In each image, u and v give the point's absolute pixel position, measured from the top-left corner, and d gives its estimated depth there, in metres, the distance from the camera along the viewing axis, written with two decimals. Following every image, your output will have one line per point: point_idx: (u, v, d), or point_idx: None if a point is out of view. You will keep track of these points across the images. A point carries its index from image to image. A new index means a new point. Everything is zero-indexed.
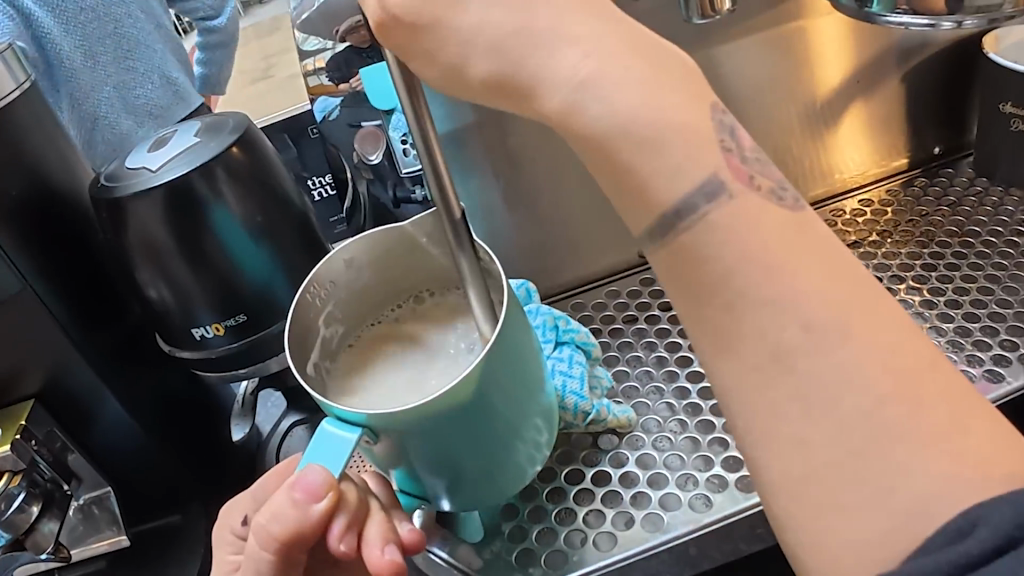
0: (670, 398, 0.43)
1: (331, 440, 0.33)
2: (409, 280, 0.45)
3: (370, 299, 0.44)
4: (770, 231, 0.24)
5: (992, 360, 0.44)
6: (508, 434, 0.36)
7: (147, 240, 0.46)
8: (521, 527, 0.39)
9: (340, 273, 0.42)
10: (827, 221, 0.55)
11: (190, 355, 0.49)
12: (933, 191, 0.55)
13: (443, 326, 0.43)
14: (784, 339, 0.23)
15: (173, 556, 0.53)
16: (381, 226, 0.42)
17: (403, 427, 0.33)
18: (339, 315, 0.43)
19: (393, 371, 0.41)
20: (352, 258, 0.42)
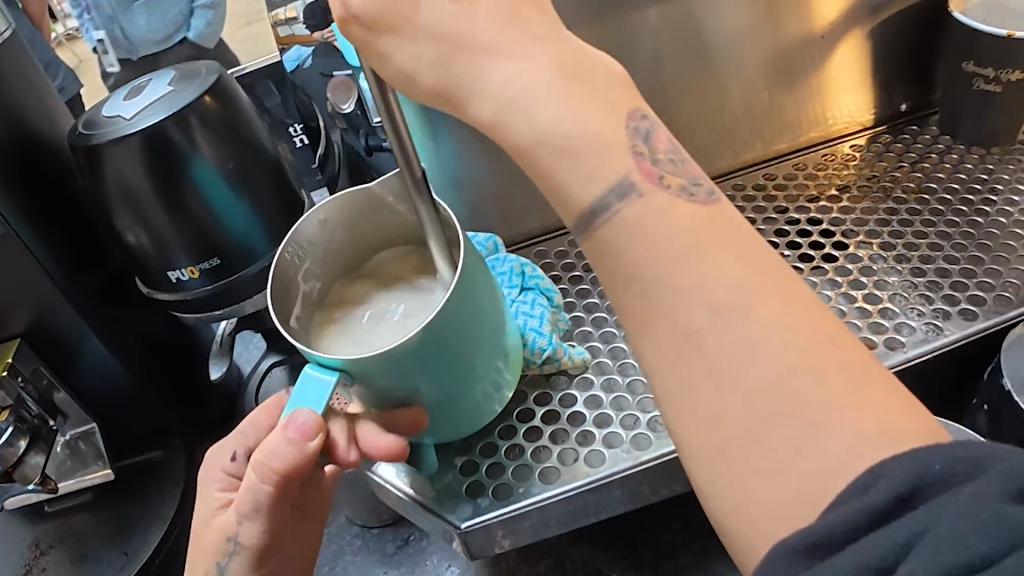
0: (616, 343, 0.45)
1: (313, 386, 0.34)
2: (383, 232, 0.40)
3: (349, 254, 0.40)
4: (676, 223, 0.24)
5: (934, 314, 0.45)
6: (464, 375, 0.38)
7: (124, 186, 0.47)
8: (473, 461, 0.41)
9: (316, 234, 0.38)
10: (789, 173, 0.56)
11: (167, 297, 0.51)
12: (896, 148, 0.57)
13: (420, 275, 0.39)
14: (692, 321, 0.23)
15: (153, 489, 0.56)
16: (351, 185, 0.38)
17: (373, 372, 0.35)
18: (318, 269, 0.39)
19: (368, 328, 0.37)
20: (327, 219, 0.38)
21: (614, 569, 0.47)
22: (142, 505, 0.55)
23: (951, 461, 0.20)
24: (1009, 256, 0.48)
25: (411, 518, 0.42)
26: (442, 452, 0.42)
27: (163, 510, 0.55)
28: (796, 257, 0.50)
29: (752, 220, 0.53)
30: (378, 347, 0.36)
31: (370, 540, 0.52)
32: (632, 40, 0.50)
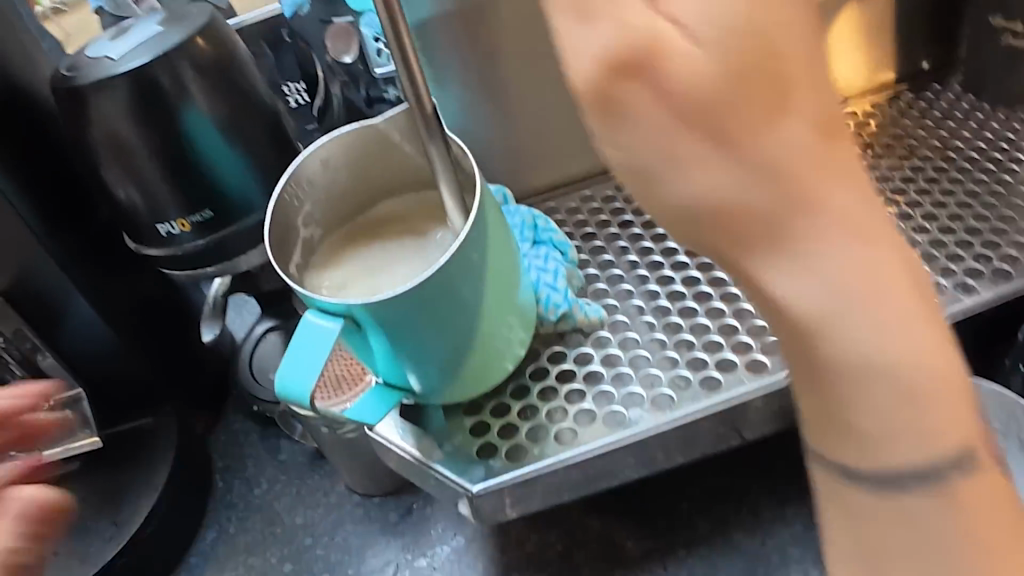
0: (633, 300, 0.43)
1: (314, 335, 0.31)
2: (387, 176, 0.37)
3: (352, 198, 0.37)
4: (939, 375, 0.19)
5: (965, 272, 0.43)
6: (476, 329, 0.36)
7: (111, 134, 0.44)
8: (483, 422, 0.39)
9: (316, 177, 0.36)
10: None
11: (156, 253, 0.48)
12: (918, 106, 0.54)
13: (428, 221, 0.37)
14: (913, 467, 0.20)
15: (141, 456, 0.53)
16: (354, 124, 0.35)
17: (380, 316, 0.33)
18: (319, 214, 0.36)
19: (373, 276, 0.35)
20: (329, 159, 0.35)
21: (628, 538, 0.46)
22: (132, 472, 0.52)
23: None
24: None
25: (416, 481, 0.40)
26: (450, 412, 0.40)
27: (155, 477, 0.51)
28: None
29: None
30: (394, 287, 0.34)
31: (372, 510, 0.50)
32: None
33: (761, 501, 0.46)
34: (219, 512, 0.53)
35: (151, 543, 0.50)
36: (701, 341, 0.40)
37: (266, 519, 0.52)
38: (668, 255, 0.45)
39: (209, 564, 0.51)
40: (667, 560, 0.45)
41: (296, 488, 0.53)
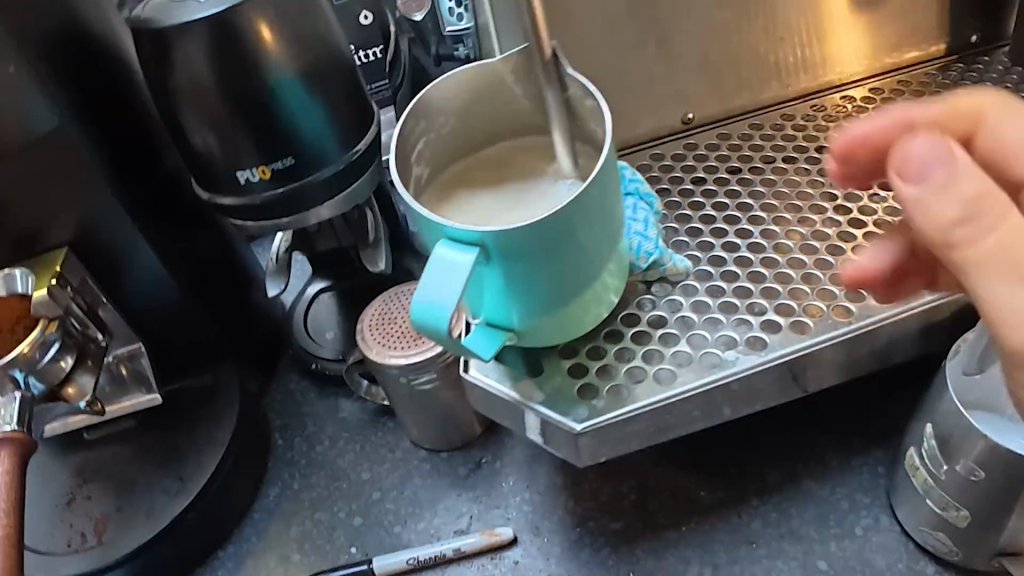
0: (717, 251, 0.44)
1: (447, 264, 0.32)
2: (494, 123, 0.38)
3: (459, 143, 0.38)
4: None
5: None
6: (586, 271, 0.37)
7: (193, 80, 0.44)
8: (580, 364, 0.40)
9: (430, 116, 0.36)
10: (869, 98, 0.51)
11: (230, 202, 0.48)
12: (974, 76, 0.52)
13: (535, 166, 0.37)
14: None
15: (203, 413, 0.53)
16: (468, 63, 0.36)
17: (507, 248, 0.33)
18: (429, 155, 0.37)
19: (488, 214, 0.35)
20: (443, 100, 0.36)
21: (701, 488, 0.47)
22: (194, 429, 0.52)
23: None
24: None
25: (510, 423, 0.41)
26: (546, 354, 0.40)
27: (219, 434, 0.51)
28: None
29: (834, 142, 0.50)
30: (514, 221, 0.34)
31: (439, 465, 0.51)
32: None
33: (829, 452, 0.47)
34: (280, 469, 0.53)
35: (217, 499, 0.50)
36: (787, 289, 0.42)
37: (331, 474, 0.52)
38: (745, 210, 0.46)
39: (274, 519, 0.51)
40: (741, 508, 0.46)
41: (359, 444, 0.53)
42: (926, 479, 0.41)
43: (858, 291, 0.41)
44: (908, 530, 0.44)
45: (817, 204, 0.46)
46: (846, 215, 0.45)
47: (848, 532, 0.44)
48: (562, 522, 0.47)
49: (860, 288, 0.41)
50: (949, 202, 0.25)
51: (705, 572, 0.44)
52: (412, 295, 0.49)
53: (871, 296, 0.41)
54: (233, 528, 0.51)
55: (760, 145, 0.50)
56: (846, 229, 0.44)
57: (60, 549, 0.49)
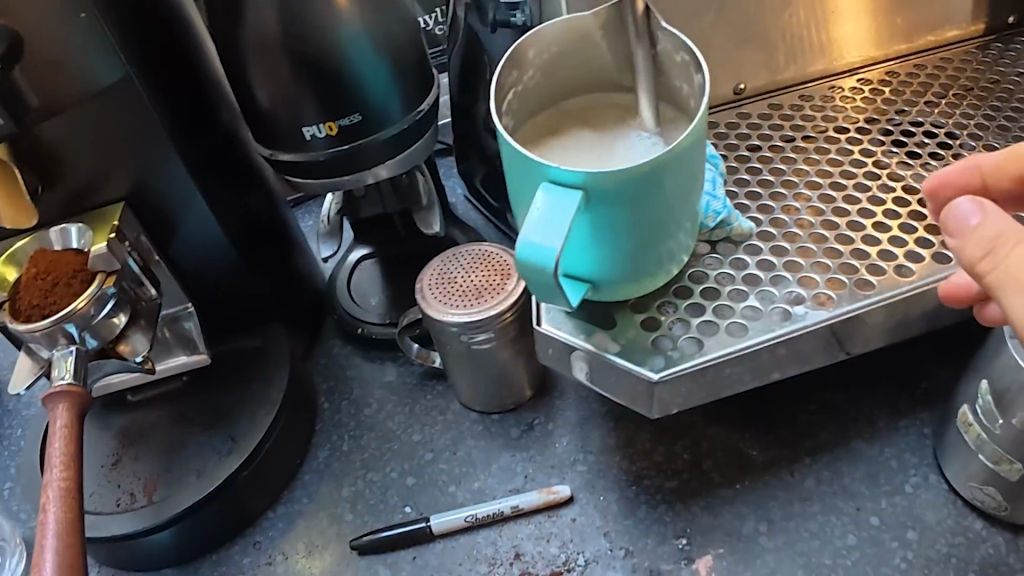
0: (776, 215, 0.45)
1: (552, 205, 0.32)
2: (576, 79, 0.39)
3: (542, 97, 0.38)
4: None
5: None
6: (669, 225, 0.38)
7: (261, 34, 0.44)
8: (653, 317, 0.41)
9: (521, 68, 0.37)
10: (909, 72, 0.54)
11: (291, 158, 0.48)
12: (1010, 55, 0.55)
13: (618, 122, 0.38)
14: None
15: (254, 373, 0.52)
16: (560, 16, 0.37)
17: (606, 194, 0.34)
18: (516, 106, 0.37)
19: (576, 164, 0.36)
20: (533, 52, 0.37)
21: (753, 448, 0.48)
22: (244, 387, 0.51)
23: None
24: None
25: (581, 376, 0.42)
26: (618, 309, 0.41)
27: (273, 393, 0.51)
28: (934, 144, 0.49)
29: (881, 114, 0.52)
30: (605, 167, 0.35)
31: (491, 426, 0.51)
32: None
33: (877, 413, 0.48)
34: (328, 431, 0.53)
35: (269, 458, 0.50)
36: (847, 250, 0.43)
37: (381, 436, 0.52)
38: (803, 176, 0.48)
39: (325, 480, 0.51)
40: (794, 467, 0.47)
41: (409, 407, 0.53)
42: (980, 433, 0.42)
43: (917, 253, 0.43)
44: (956, 486, 0.45)
45: (868, 170, 0.48)
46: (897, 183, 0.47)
47: (898, 490, 0.46)
48: (617, 480, 0.47)
49: (919, 251, 0.43)
50: (979, 240, 0.31)
51: (761, 528, 0.45)
52: (471, 257, 0.49)
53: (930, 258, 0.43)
54: (283, 489, 0.51)
55: (810, 117, 0.52)
56: (900, 196, 0.46)
57: (109, 509, 0.48)
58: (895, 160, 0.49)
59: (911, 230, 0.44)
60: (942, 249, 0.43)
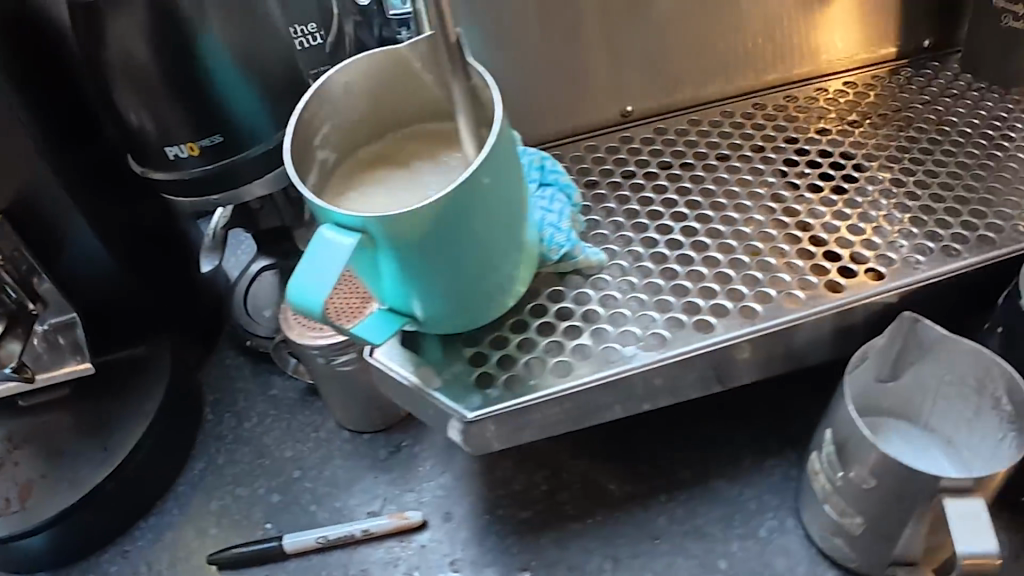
0: (634, 246, 0.44)
1: (327, 247, 0.32)
2: (403, 108, 0.38)
3: (368, 127, 0.38)
4: None
5: (951, 238, 0.44)
6: (487, 263, 0.37)
7: (126, 56, 0.44)
8: (481, 353, 0.40)
9: (338, 100, 0.36)
10: (810, 97, 0.52)
11: (163, 178, 0.48)
12: (918, 83, 0.54)
13: (438, 155, 0.37)
14: None
15: (137, 386, 0.52)
16: (378, 47, 0.36)
17: (394, 237, 0.33)
18: (334, 137, 0.37)
19: (384, 202, 0.35)
20: (350, 82, 0.36)
21: (612, 482, 0.47)
22: (125, 400, 0.52)
23: None
24: None
25: (412, 411, 0.41)
26: (448, 342, 0.41)
27: (145, 404, 0.51)
28: (816, 175, 0.47)
29: (769, 141, 0.50)
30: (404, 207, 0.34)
31: (360, 446, 0.51)
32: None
33: (743, 451, 0.47)
34: (208, 443, 0.54)
35: (139, 470, 0.50)
36: (697, 287, 0.42)
37: (255, 450, 0.52)
38: (669, 206, 0.46)
39: (197, 492, 0.52)
40: (649, 503, 0.46)
41: (286, 422, 0.53)
42: (825, 484, 0.41)
43: (769, 295, 0.41)
44: (810, 533, 0.44)
45: (739, 201, 0.46)
46: (767, 215, 0.45)
47: (752, 534, 0.45)
48: (472, 507, 0.47)
49: (771, 290, 0.41)
50: None
51: (606, 565, 0.44)
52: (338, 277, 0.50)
53: (779, 299, 0.41)
54: (155, 499, 0.52)
55: (694, 141, 0.50)
56: (765, 229, 0.44)
57: None
58: (772, 191, 0.46)
59: (769, 267, 0.43)
60: (794, 291, 0.41)
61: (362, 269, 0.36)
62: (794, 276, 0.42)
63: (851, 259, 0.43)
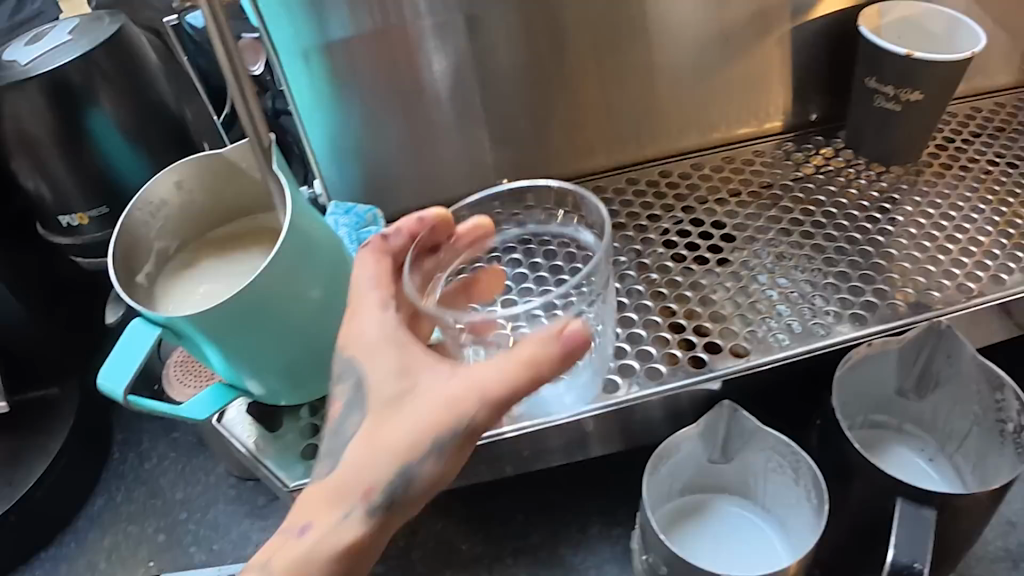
0: None
1: (136, 340, 0.37)
2: (237, 200, 0.42)
3: (205, 218, 0.42)
4: None
5: (781, 328, 0.46)
6: (306, 348, 0.41)
7: (20, 130, 0.48)
8: (314, 425, 0.44)
9: (172, 196, 0.40)
10: (683, 173, 0.56)
11: (63, 241, 0.52)
12: (797, 156, 0.56)
13: (260, 243, 0.41)
14: None
15: (46, 426, 0.55)
16: (204, 150, 0.40)
17: (202, 332, 0.37)
18: (173, 231, 0.41)
19: (204, 288, 0.39)
20: (182, 180, 0.40)
21: (464, 542, 0.49)
22: (30, 437, 0.55)
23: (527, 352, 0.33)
24: (888, 291, 0.48)
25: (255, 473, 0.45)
26: (287, 413, 0.44)
27: (49, 443, 0.55)
28: (667, 256, 0.50)
29: (632, 217, 0.53)
30: (213, 300, 0.38)
31: (243, 492, 0.55)
32: (550, 29, 0.49)
33: (591, 519, 0.49)
34: (110, 480, 0.57)
35: (41, 503, 0.54)
36: None
37: (150, 491, 0.56)
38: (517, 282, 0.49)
39: (94, 527, 0.55)
40: (494, 565, 0.48)
41: (181, 465, 0.57)
42: (639, 563, 0.42)
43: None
44: None
45: None
46: None
47: None
48: None
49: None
50: None
51: None
52: None
53: (597, 384, 0.44)
54: (54, 533, 0.55)
55: None
56: None
57: None
58: (620, 271, 0.49)
59: (596, 350, 0.45)
60: (610, 375, 0.44)
61: (192, 351, 0.40)
62: (614, 360, 0.45)
63: (677, 344, 0.45)
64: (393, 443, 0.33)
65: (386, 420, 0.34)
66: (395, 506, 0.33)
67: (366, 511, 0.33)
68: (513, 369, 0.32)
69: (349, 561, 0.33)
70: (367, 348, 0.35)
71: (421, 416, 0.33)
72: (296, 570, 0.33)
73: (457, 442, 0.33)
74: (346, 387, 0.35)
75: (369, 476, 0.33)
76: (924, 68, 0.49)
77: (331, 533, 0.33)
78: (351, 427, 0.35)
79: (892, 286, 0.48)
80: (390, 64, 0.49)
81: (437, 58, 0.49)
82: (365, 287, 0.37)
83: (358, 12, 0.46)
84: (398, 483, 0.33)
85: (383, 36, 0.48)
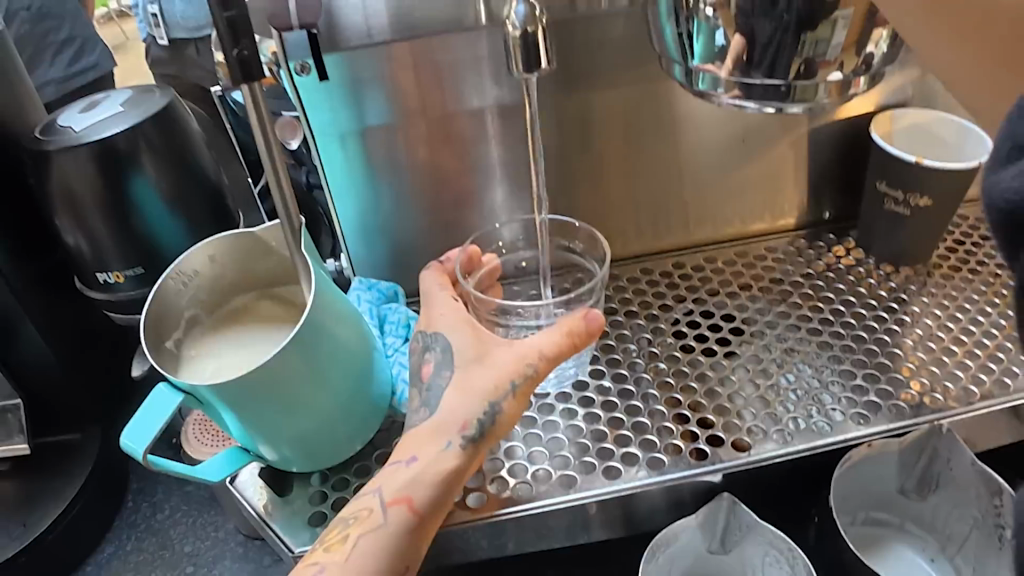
0: None
1: (159, 406, 0.38)
2: (262, 274, 0.45)
3: (232, 289, 0.45)
4: None
5: (785, 423, 0.47)
6: (321, 420, 0.42)
7: (68, 191, 0.50)
8: (323, 492, 0.45)
9: (204, 268, 0.43)
10: (697, 264, 0.58)
11: (99, 297, 0.55)
12: (807, 254, 0.58)
13: (284, 318, 0.43)
14: None
15: (63, 469, 0.58)
16: (238, 229, 0.43)
17: (222, 401, 0.39)
18: (202, 300, 0.44)
19: (224, 355, 0.41)
20: (215, 254, 0.43)
21: None
22: (51, 478, 0.57)
23: (566, 331, 0.39)
24: (893, 390, 0.49)
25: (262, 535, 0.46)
26: (299, 480, 0.46)
27: (67, 489, 0.56)
28: (676, 346, 0.52)
29: (644, 306, 0.55)
30: (230, 373, 0.40)
31: (250, 550, 0.56)
32: (574, 125, 0.52)
33: None
34: (121, 529, 0.59)
35: (52, 548, 0.55)
36: (528, 450, 0.46)
37: (160, 542, 0.57)
38: None
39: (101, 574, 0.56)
40: None
41: (192, 519, 0.59)
42: None
43: (592, 464, 0.45)
44: None
45: (596, 366, 0.51)
46: (616, 382, 0.50)
47: None
48: None
49: (593, 459, 0.45)
50: None
51: None
52: None
53: (600, 471, 0.45)
54: None
55: None
56: (610, 397, 0.49)
57: None
58: (629, 358, 0.51)
59: (601, 437, 0.47)
60: (614, 462, 0.45)
61: (212, 418, 0.42)
62: (618, 447, 0.46)
63: (681, 434, 0.46)
64: (479, 385, 0.38)
65: (471, 372, 0.39)
66: (484, 437, 0.38)
67: (462, 442, 0.38)
68: (558, 336, 0.39)
69: (448, 486, 0.37)
70: (448, 325, 0.41)
71: (499, 365, 0.39)
72: (404, 491, 0.36)
73: (525, 387, 0.39)
74: (434, 352, 0.40)
75: (462, 410, 0.38)
76: (932, 175, 0.50)
77: (434, 462, 0.37)
78: (443, 381, 0.39)
79: (896, 386, 0.49)
80: (419, 150, 0.51)
81: (464, 148, 0.52)
82: (433, 292, 0.43)
83: (392, 101, 0.49)
84: (487, 416, 0.38)
85: (412, 123, 0.50)
